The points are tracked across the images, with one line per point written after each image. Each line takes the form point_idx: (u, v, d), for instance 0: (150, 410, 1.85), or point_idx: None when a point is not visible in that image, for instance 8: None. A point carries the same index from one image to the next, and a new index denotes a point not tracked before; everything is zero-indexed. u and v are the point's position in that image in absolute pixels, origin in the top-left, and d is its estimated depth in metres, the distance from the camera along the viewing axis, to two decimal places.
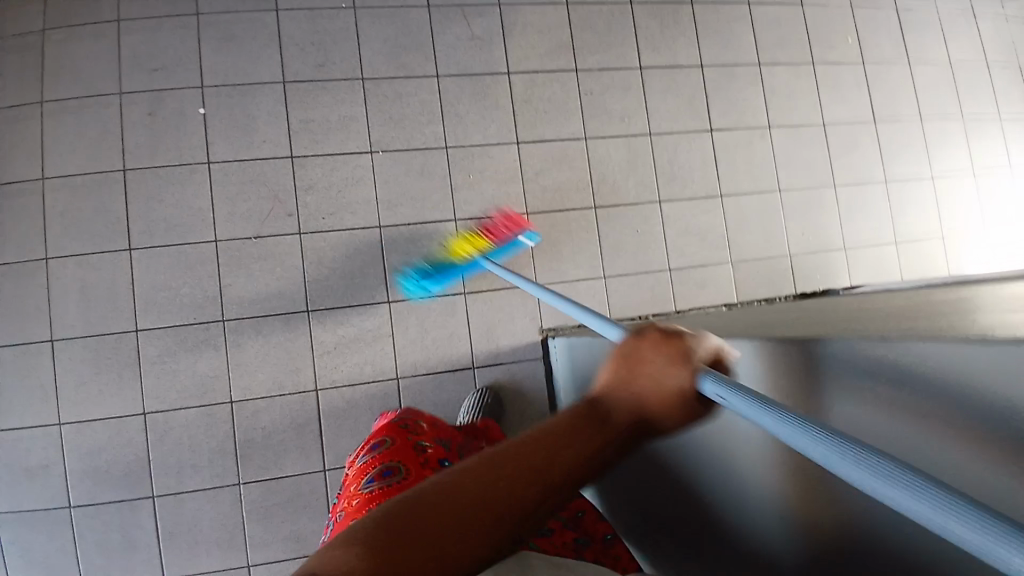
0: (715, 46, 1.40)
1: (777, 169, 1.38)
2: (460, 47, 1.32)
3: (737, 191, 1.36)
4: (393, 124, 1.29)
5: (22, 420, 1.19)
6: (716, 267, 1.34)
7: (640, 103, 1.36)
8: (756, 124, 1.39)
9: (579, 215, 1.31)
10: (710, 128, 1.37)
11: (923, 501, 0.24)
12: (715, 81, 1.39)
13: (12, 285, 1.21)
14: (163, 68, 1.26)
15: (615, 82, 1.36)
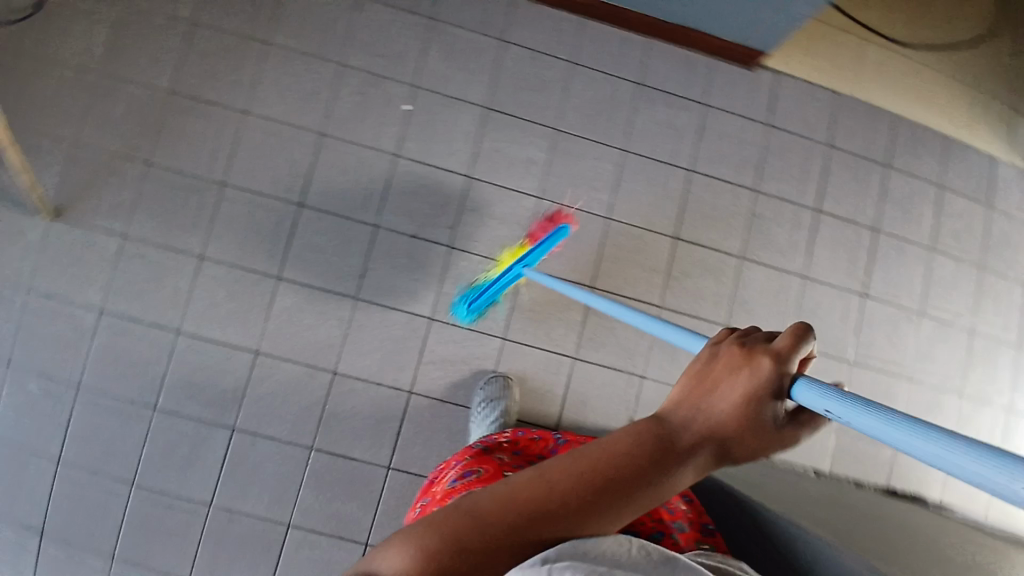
0: (891, 215, 1.41)
1: (911, 355, 1.40)
2: (654, 131, 1.36)
3: (868, 364, 1.38)
4: (568, 178, 1.34)
5: (147, 315, 1.26)
6: (822, 426, 1.36)
7: (801, 243, 1.38)
8: (907, 306, 1.40)
9: (711, 328, 1.34)
10: (863, 293, 1.39)
11: (982, 472, 0.30)
12: (880, 249, 1.40)
13: (184, 194, 1.30)
14: (386, 55, 1.34)
15: (784, 215, 1.38)
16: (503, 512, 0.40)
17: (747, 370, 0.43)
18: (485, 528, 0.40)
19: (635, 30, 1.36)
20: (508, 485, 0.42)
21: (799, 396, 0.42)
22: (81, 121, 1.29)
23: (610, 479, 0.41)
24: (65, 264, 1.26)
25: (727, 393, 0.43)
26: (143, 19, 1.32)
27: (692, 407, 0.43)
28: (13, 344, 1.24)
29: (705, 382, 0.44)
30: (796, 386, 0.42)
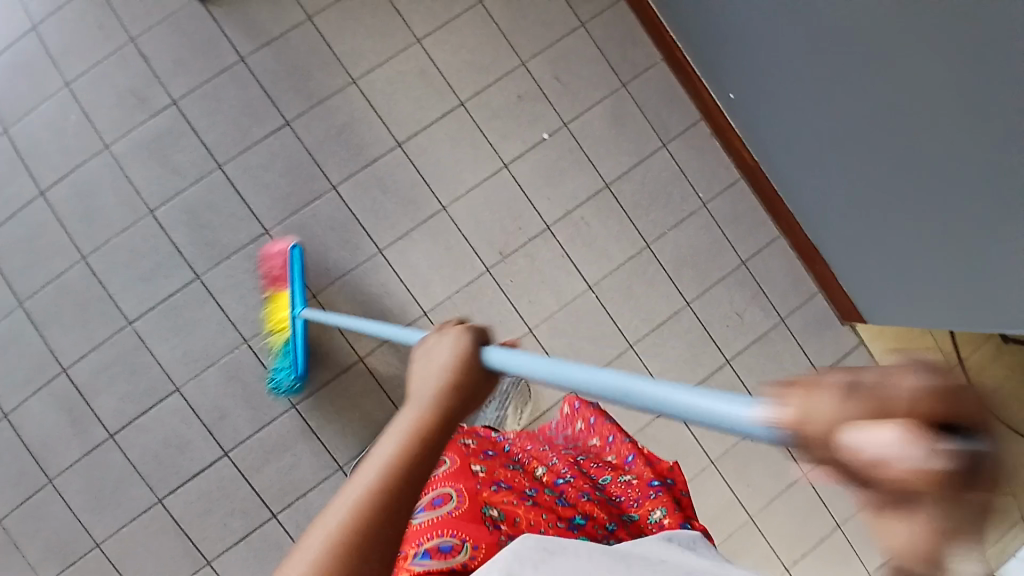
0: (866, 533, 1.32)
1: None
2: (727, 311, 1.31)
3: None
4: (627, 293, 1.29)
5: (204, 133, 1.21)
6: None
7: (772, 493, 1.31)
8: None
9: None
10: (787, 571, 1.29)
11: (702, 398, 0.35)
12: (836, 551, 1.30)
13: (314, 62, 1.24)
14: (564, 84, 1.30)
15: (776, 462, 1.31)
16: (403, 462, 0.41)
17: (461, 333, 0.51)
18: (392, 482, 0.40)
19: (773, 218, 1.33)
20: (358, 485, 0.40)
21: (499, 364, 0.49)
22: None
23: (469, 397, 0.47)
24: (177, 44, 1.22)
25: (452, 346, 0.50)
26: None
27: (452, 346, 0.50)
28: (88, 74, 1.22)
29: (441, 351, 0.50)
30: (489, 350, 0.50)
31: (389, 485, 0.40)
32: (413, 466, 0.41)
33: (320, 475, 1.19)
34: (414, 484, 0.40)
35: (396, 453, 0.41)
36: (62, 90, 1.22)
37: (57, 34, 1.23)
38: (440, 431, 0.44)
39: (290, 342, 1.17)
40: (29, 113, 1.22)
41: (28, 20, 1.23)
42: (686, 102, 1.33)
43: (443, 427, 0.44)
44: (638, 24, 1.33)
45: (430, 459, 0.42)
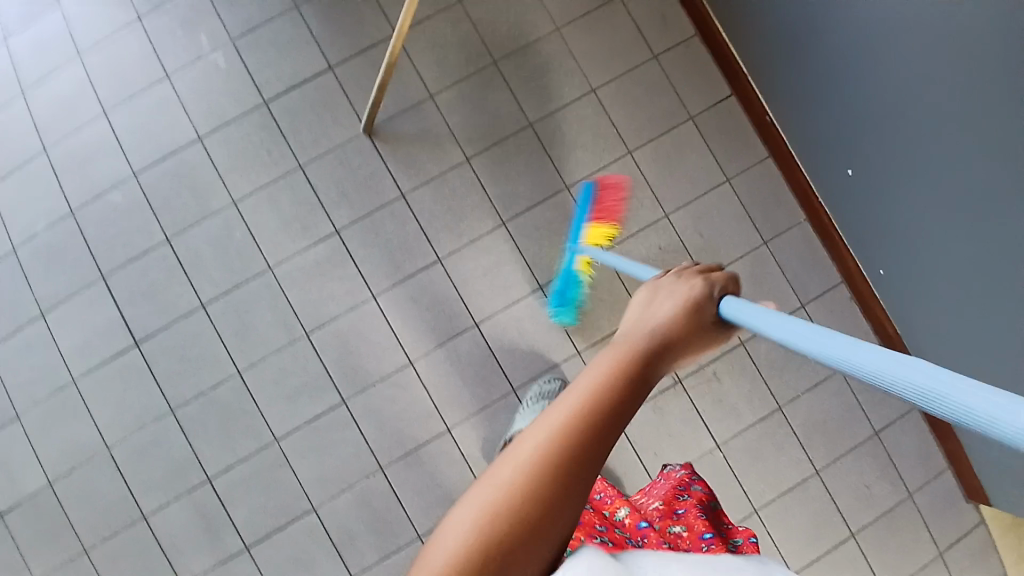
0: None
1: None
2: (850, 479, 1.31)
3: None
4: (753, 453, 1.29)
5: (362, 263, 1.25)
6: None
7: None
8: None
9: None
10: None
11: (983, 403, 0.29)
12: None
13: (470, 202, 1.29)
14: (705, 238, 1.32)
15: None
16: (539, 460, 0.36)
17: (693, 289, 0.46)
18: (513, 501, 0.35)
19: None
20: (523, 449, 0.36)
21: (734, 305, 0.47)
22: (448, 82, 1.29)
23: (641, 388, 0.39)
24: (343, 174, 1.26)
25: (671, 294, 0.45)
26: (560, 47, 1.31)
27: (688, 293, 0.46)
28: (256, 193, 1.24)
29: (665, 297, 0.45)
30: (727, 300, 0.47)
31: (498, 521, 0.35)
32: (554, 467, 0.35)
33: None
34: (539, 506, 0.35)
35: (523, 464, 0.36)
36: (229, 207, 1.23)
37: (227, 149, 1.25)
38: (601, 426, 0.36)
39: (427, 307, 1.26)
40: (195, 225, 1.23)
41: (195, 131, 1.25)
42: (826, 264, 1.33)
43: (607, 414, 0.37)
44: (784, 184, 1.34)
45: (589, 453, 0.36)
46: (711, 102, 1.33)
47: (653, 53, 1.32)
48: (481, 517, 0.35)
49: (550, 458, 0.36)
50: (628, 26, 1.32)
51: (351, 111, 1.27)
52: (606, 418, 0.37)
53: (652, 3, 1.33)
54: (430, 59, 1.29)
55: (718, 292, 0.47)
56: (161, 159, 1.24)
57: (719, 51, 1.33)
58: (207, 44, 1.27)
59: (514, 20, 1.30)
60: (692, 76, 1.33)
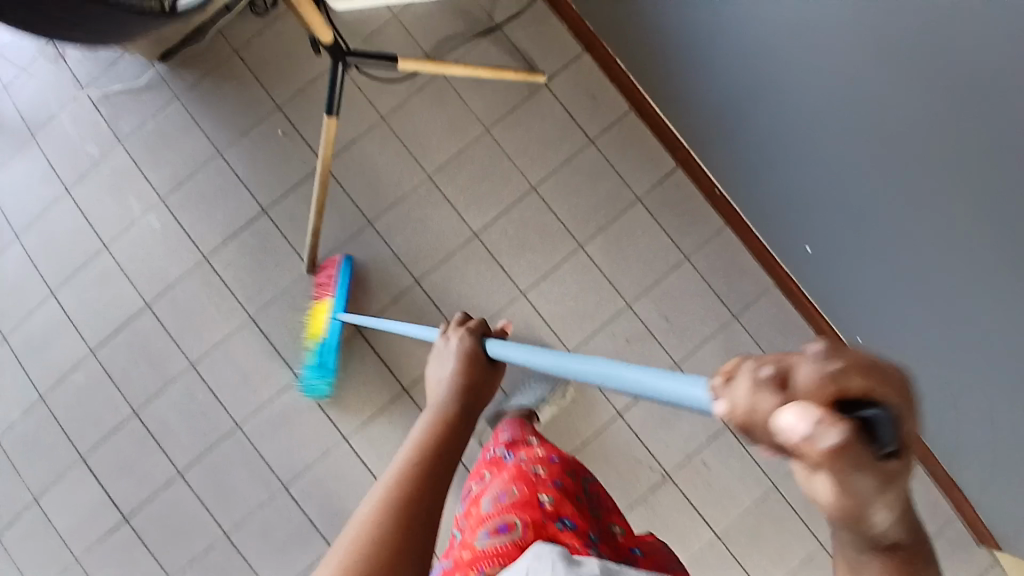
0: None
1: None
2: None
3: None
4: (750, 534, 1.27)
5: (328, 406, 1.24)
6: None
7: None
8: None
9: None
10: None
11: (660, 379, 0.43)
12: None
13: (425, 325, 1.25)
14: (672, 322, 1.27)
15: None
16: (384, 498, 0.53)
17: (461, 337, 0.73)
18: (373, 538, 0.50)
19: None
20: (367, 504, 0.54)
21: (497, 352, 0.70)
22: (383, 206, 1.26)
23: (445, 457, 0.59)
24: (293, 319, 1.24)
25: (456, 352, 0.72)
26: (488, 148, 1.27)
27: (462, 349, 0.72)
28: (211, 353, 1.24)
29: (444, 364, 0.72)
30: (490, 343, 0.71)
31: (367, 545, 0.49)
32: (405, 520, 0.51)
33: None
34: (402, 521, 0.51)
35: (378, 506, 0.53)
36: (187, 371, 1.24)
37: (175, 312, 1.25)
38: (422, 471, 0.56)
39: (322, 346, 1.22)
40: (159, 393, 1.24)
41: (141, 299, 1.25)
42: (799, 325, 1.26)
43: (422, 467, 0.57)
44: (745, 251, 1.26)
45: (416, 497, 0.54)
46: (656, 179, 1.27)
47: (587, 137, 1.27)
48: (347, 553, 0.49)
49: (399, 517, 0.51)
50: (556, 114, 1.27)
51: (291, 252, 1.25)
52: (429, 481, 0.55)
53: (579, 85, 1.27)
54: (361, 184, 1.26)
55: (481, 336, 0.73)
56: (113, 334, 1.25)
57: (656, 124, 1.25)
58: (139, 208, 1.26)
59: (438, 127, 1.27)
60: (632, 152, 1.27)
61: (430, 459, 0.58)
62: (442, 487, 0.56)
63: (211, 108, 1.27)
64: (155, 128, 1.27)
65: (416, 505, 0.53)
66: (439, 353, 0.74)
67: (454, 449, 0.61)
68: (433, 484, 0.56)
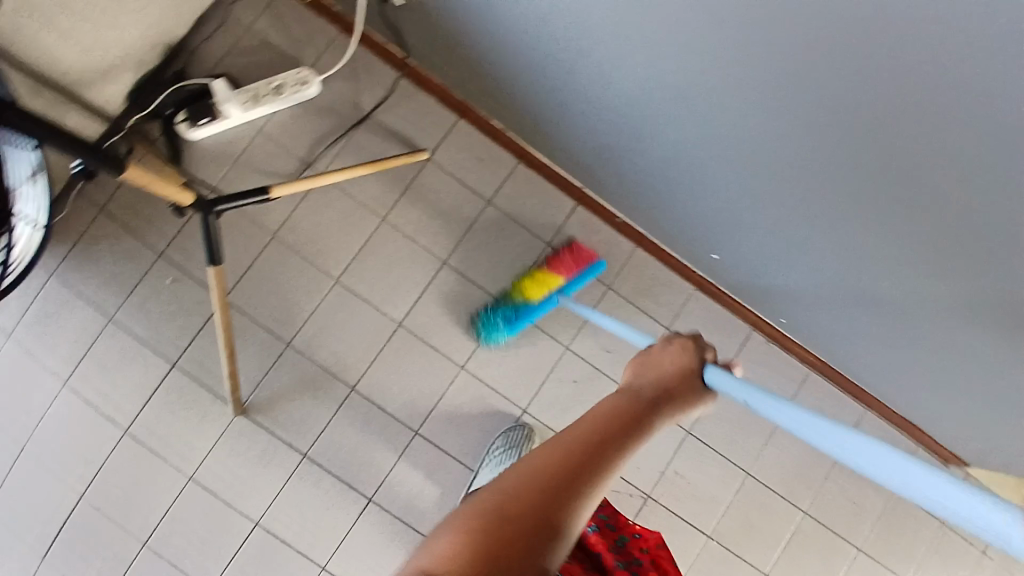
0: None
1: None
2: (835, 504, 1.32)
3: None
4: (741, 527, 1.29)
5: (297, 539, 1.19)
6: None
7: None
8: None
9: None
10: None
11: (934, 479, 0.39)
12: None
13: (373, 428, 1.22)
14: (612, 351, 1.28)
15: None
16: (550, 465, 0.55)
17: (687, 354, 0.70)
18: (528, 492, 0.53)
19: (858, 401, 1.30)
20: (543, 452, 0.56)
21: (715, 381, 0.68)
22: (298, 324, 1.21)
23: (614, 439, 0.58)
24: (237, 463, 1.19)
25: (663, 358, 0.70)
26: (389, 236, 1.24)
27: (686, 365, 0.69)
28: (162, 523, 1.18)
29: (662, 354, 0.71)
30: (713, 371, 0.69)
31: (518, 498, 0.52)
32: (545, 481, 0.54)
33: None
34: (551, 489, 0.53)
35: (535, 462, 0.55)
36: (141, 550, 1.17)
37: (113, 492, 1.19)
38: (594, 445, 0.57)
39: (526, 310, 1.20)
40: None
41: (75, 490, 1.18)
42: (731, 319, 1.30)
43: (587, 446, 0.56)
44: (661, 265, 1.30)
45: (570, 472, 0.54)
46: (562, 221, 1.28)
47: (485, 199, 1.26)
48: (505, 496, 0.53)
49: (539, 478, 0.54)
50: (447, 185, 1.25)
51: (217, 397, 1.20)
52: (582, 460, 0.55)
53: (460, 151, 1.26)
54: (269, 307, 1.21)
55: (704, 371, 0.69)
56: (55, 533, 1.18)
57: (548, 171, 1.27)
58: (48, 397, 1.20)
59: (332, 228, 1.23)
60: (532, 202, 1.27)
61: (592, 439, 0.57)
62: (597, 473, 0.56)
63: (95, 271, 1.23)
64: (43, 312, 1.22)
65: (565, 479, 0.54)
66: (647, 352, 0.71)
67: (630, 441, 0.59)
68: (585, 464, 0.55)
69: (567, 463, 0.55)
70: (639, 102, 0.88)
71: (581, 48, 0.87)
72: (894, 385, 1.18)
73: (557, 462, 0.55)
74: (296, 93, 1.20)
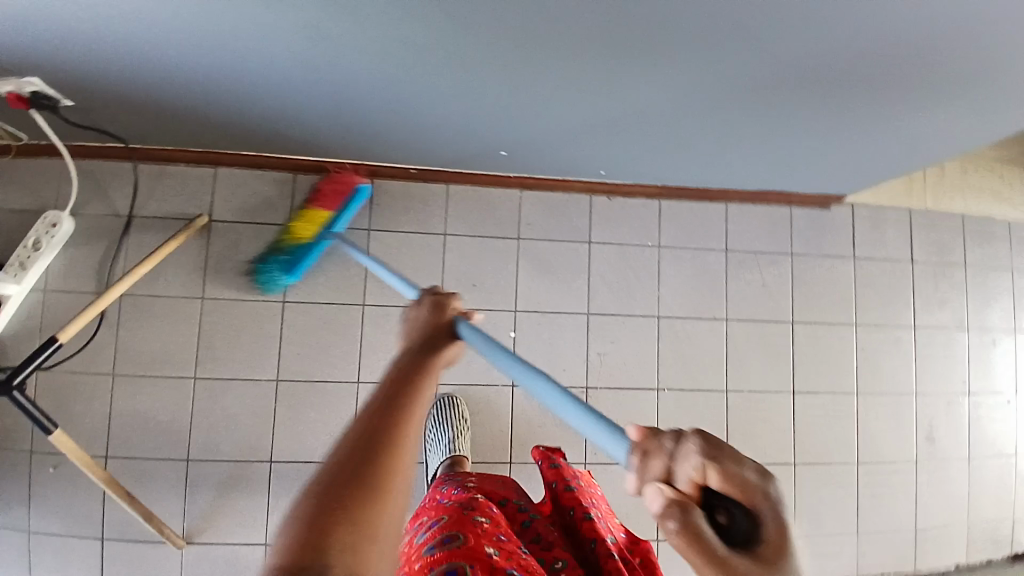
0: (977, 312, 1.45)
1: (1013, 436, 1.50)
2: (751, 295, 1.32)
3: (981, 459, 1.47)
4: (681, 365, 1.30)
5: None
6: (952, 524, 1.46)
7: (909, 366, 1.39)
8: (1000, 390, 1.48)
9: (843, 469, 1.35)
10: (967, 392, 1.44)
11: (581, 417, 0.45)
12: (976, 346, 1.45)
13: None
14: (478, 284, 1.26)
15: (891, 341, 1.38)
16: (353, 436, 0.40)
17: (433, 309, 0.58)
18: (331, 484, 0.36)
19: (709, 199, 1.32)
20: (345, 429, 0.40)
21: (467, 334, 0.56)
22: (186, 437, 1.18)
23: (403, 378, 0.45)
24: None
25: (416, 320, 0.58)
26: (217, 310, 1.20)
27: (436, 320, 0.57)
28: None
29: (421, 315, 0.59)
30: (463, 325, 0.57)
31: (328, 489, 0.36)
32: (343, 470, 0.37)
33: None
34: (354, 459, 0.38)
35: (338, 444, 0.39)
36: None
37: None
38: (387, 400, 0.42)
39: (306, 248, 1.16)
40: None
41: None
42: (565, 198, 1.30)
43: (384, 401, 0.42)
44: (476, 188, 1.27)
45: (373, 436, 0.39)
46: (367, 204, 1.24)
47: (286, 223, 1.23)
48: (307, 496, 0.36)
49: (328, 480, 0.36)
50: (240, 233, 1.22)
51: (157, 544, 1.17)
52: (380, 431, 0.40)
53: (231, 198, 1.22)
54: (150, 439, 1.18)
55: (455, 319, 0.58)
56: None
57: (322, 166, 1.23)
58: None
59: (163, 334, 1.19)
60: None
61: (377, 400, 0.42)
62: (399, 428, 0.41)
63: None
64: None
65: (370, 439, 0.39)
66: (399, 329, 0.59)
67: (422, 390, 0.45)
68: (376, 435, 0.40)
69: (369, 427, 0.40)
70: (315, 71, 0.85)
71: (227, 57, 0.82)
72: (725, 164, 1.17)
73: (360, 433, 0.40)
74: (53, 236, 1.16)
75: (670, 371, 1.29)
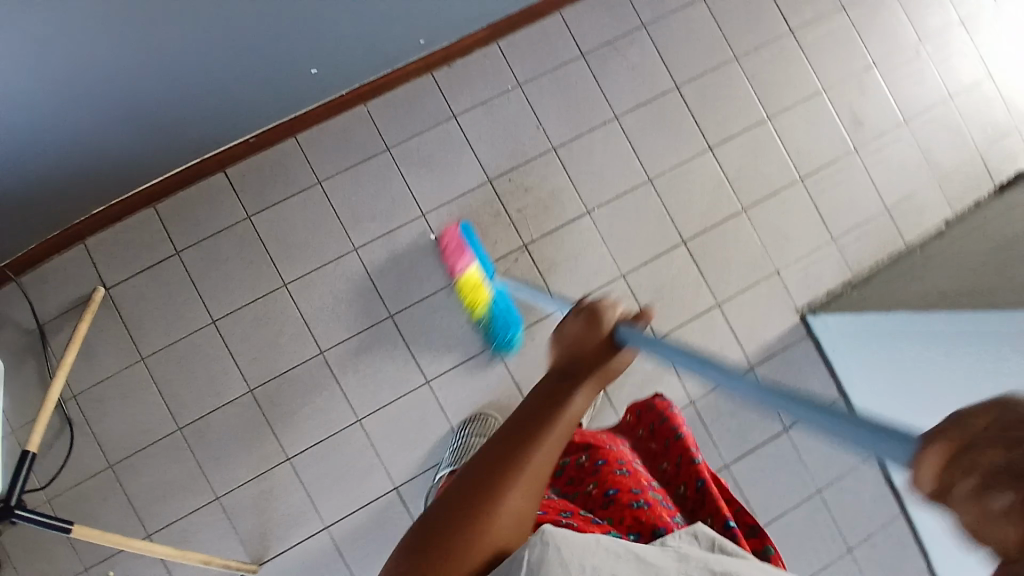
0: None
1: (943, 79, 1.45)
2: (625, 82, 1.30)
3: (920, 114, 1.43)
4: (597, 179, 1.29)
5: None
6: (925, 190, 1.42)
7: (804, 67, 1.38)
8: (909, 41, 1.44)
9: (791, 191, 1.36)
10: (872, 61, 1.42)
11: None
12: (861, 15, 1.42)
13: (335, 458, 1.20)
14: (376, 211, 1.24)
15: (776, 53, 1.37)
16: (498, 451, 0.43)
17: (594, 315, 0.52)
18: (472, 491, 0.42)
19: (541, 17, 1.29)
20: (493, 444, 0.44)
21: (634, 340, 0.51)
22: (202, 481, 1.19)
23: (541, 405, 0.45)
24: None
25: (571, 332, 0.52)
26: (162, 361, 1.20)
27: (597, 331, 0.51)
28: None
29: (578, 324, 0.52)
30: (620, 330, 0.51)
31: (465, 493, 0.42)
32: (479, 477, 0.42)
33: (733, 487, 1.28)
34: (488, 477, 0.42)
35: (486, 456, 0.44)
36: None
37: None
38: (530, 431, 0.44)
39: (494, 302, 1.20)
40: None
41: None
42: (410, 88, 1.25)
43: (528, 430, 0.44)
44: (323, 125, 1.24)
45: (508, 459, 0.43)
46: (234, 195, 1.22)
47: (174, 255, 1.20)
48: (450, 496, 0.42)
49: (467, 482, 0.42)
50: (140, 285, 1.20)
51: None
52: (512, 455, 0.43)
53: (114, 259, 1.20)
54: (171, 502, 1.19)
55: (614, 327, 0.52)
56: None
57: (172, 184, 1.20)
58: None
59: (127, 410, 1.19)
60: (200, 214, 1.21)
61: (519, 423, 0.44)
62: (525, 454, 0.43)
63: None
64: None
65: (506, 458, 0.43)
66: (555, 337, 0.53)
67: (556, 423, 0.44)
68: (509, 456, 0.43)
69: (506, 450, 0.43)
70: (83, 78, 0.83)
71: None
72: None
73: (501, 455, 0.43)
74: None
75: (591, 188, 1.29)
